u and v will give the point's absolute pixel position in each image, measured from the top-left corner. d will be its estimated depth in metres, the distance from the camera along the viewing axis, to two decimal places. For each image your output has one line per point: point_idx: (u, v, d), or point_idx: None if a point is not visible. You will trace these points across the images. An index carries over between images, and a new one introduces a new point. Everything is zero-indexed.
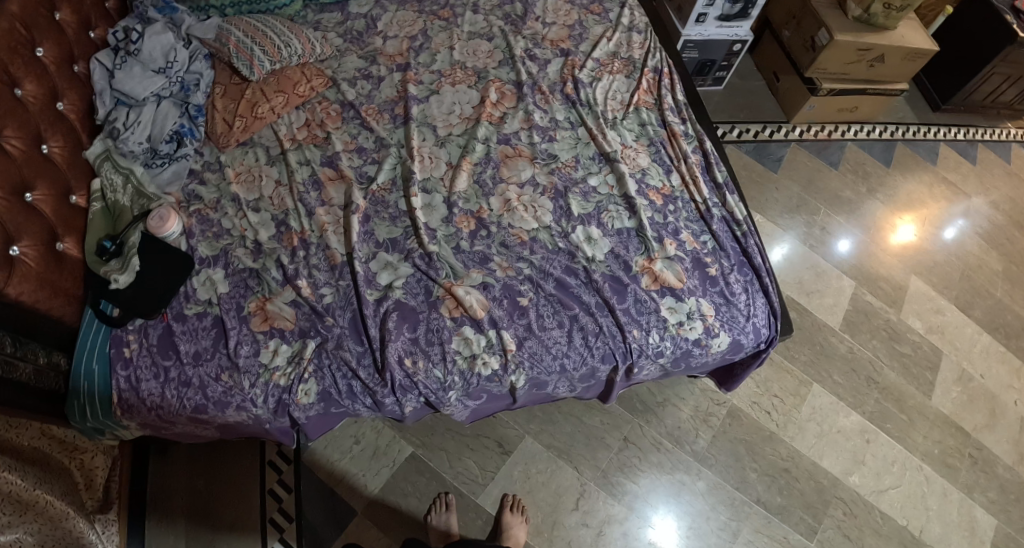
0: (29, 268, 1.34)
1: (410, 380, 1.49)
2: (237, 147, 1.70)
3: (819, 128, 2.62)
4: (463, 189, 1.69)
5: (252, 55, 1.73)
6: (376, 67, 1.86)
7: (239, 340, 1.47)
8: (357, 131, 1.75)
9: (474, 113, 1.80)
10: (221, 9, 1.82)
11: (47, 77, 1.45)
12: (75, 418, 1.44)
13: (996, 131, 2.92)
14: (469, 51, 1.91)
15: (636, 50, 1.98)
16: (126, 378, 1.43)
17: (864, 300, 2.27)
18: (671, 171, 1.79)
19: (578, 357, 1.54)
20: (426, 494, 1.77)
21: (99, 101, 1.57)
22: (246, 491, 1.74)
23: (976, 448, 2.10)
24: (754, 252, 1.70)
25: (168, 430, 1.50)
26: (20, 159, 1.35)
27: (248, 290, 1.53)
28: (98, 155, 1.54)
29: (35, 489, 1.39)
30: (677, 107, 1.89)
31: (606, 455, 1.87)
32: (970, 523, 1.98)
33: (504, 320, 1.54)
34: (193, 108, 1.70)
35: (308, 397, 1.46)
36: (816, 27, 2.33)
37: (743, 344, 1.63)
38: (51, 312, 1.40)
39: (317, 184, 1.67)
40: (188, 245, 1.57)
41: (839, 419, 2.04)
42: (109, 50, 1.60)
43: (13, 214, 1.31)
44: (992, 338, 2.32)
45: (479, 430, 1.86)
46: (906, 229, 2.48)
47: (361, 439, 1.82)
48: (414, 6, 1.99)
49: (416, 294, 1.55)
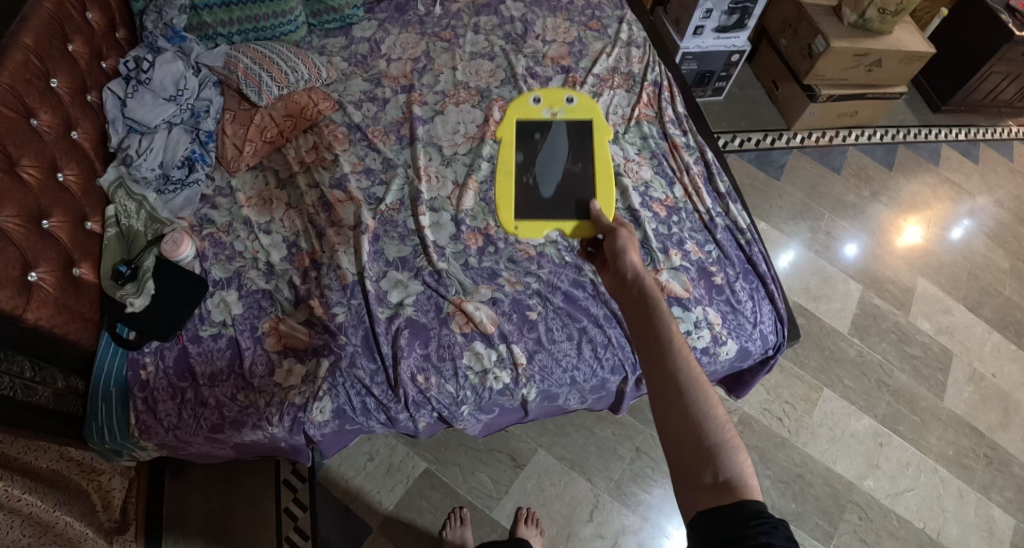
0: (47, 293, 1.37)
1: (423, 395, 1.51)
2: (247, 172, 1.75)
3: (820, 134, 2.64)
4: (469, 206, 1.71)
5: (259, 81, 1.77)
6: (381, 90, 1.90)
7: (253, 360, 1.50)
8: (364, 153, 1.79)
9: (479, 131, 1.83)
10: (228, 37, 1.86)
11: (61, 107, 1.49)
12: (94, 439, 1.46)
13: (997, 129, 2.94)
14: (471, 71, 1.95)
15: (635, 65, 2.01)
16: (143, 399, 1.47)
17: (872, 304, 2.28)
18: (674, 182, 1.81)
19: (587, 370, 1.56)
20: (441, 509, 1.79)
21: (111, 129, 1.61)
22: (262, 510, 1.76)
23: (991, 447, 2.10)
24: (759, 259, 1.72)
25: (185, 451, 1.52)
26: (36, 187, 1.39)
27: (261, 311, 1.56)
28: (112, 182, 1.57)
29: (55, 511, 1.41)
30: (677, 119, 1.92)
31: (619, 465, 1.88)
32: (987, 523, 1.97)
33: (514, 334, 1.56)
34: (204, 134, 1.73)
35: (323, 415, 1.47)
36: (813, 35, 2.36)
37: (751, 351, 1.64)
38: (67, 336, 1.42)
39: (326, 206, 1.70)
40: (201, 268, 1.60)
41: (851, 423, 2.05)
42: (121, 79, 1.64)
43: (30, 241, 1.35)
44: (1002, 336, 2.32)
45: (492, 444, 1.88)
46: (911, 231, 2.49)
47: (375, 455, 1.84)
48: (416, 28, 2.03)
49: (426, 311, 1.57)
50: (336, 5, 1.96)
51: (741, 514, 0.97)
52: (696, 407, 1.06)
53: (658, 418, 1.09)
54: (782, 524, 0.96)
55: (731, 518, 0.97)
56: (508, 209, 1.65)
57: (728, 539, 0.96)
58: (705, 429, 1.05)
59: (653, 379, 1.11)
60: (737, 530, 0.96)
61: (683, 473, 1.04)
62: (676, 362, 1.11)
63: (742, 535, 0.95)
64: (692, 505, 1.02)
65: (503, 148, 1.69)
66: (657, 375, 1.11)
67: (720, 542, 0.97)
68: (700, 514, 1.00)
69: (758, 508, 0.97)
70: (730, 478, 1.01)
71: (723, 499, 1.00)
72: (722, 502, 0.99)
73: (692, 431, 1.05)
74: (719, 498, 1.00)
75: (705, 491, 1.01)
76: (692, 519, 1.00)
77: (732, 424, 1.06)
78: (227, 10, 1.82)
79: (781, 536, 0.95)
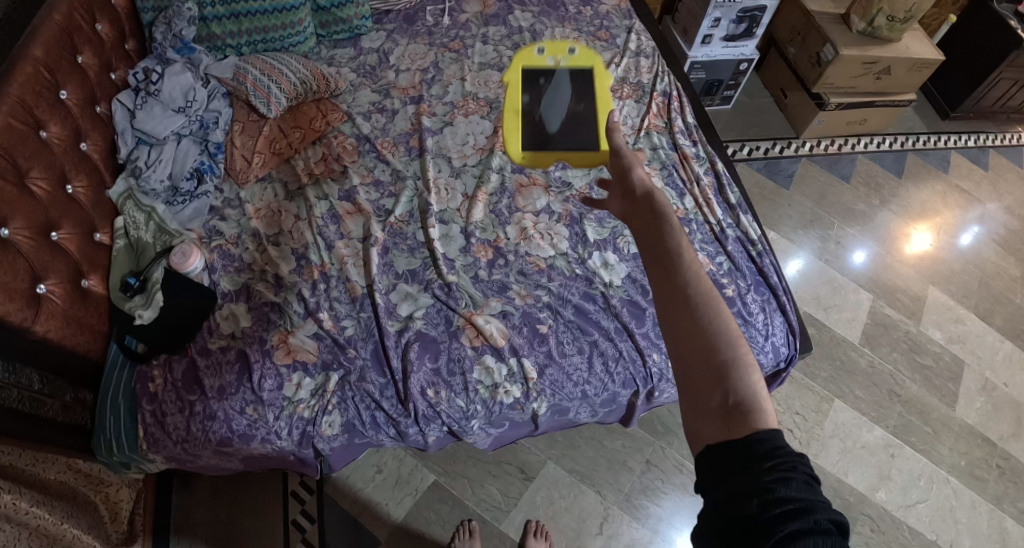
0: (56, 305, 1.37)
1: (433, 409, 1.50)
2: (256, 183, 1.74)
3: (829, 142, 2.63)
4: (479, 218, 1.71)
5: (269, 93, 1.78)
6: (390, 101, 1.89)
7: (262, 374, 1.48)
8: (373, 164, 1.78)
9: (488, 143, 1.83)
10: (237, 48, 1.86)
11: (71, 118, 1.49)
12: (101, 452, 1.47)
13: (1007, 136, 2.92)
14: (480, 81, 1.94)
15: (645, 75, 2.01)
16: (152, 412, 1.46)
17: (883, 313, 2.26)
18: (684, 193, 1.79)
19: (598, 384, 1.55)
20: (449, 522, 1.78)
21: (120, 141, 1.61)
22: (270, 522, 1.75)
23: (1004, 458, 2.08)
24: (770, 271, 1.71)
25: (194, 463, 1.51)
26: (45, 199, 1.39)
27: (270, 324, 1.55)
28: (121, 194, 1.58)
29: (63, 523, 1.42)
30: (687, 129, 1.91)
31: (629, 478, 1.87)
32: (1001, 535, 1.95)
33: (524, 348, 1.55)
34: (212, 145, 1.73)
35: (332, 429, 1.48)
36: (821, 43, 2.35)
37: (763, 364, 1.63)
38: (77, 348, 1.43)
39: (335, 218, 1.69)
40: (210, 280, 1.60)
41: (863, 434, 2.03)
42: (130, 91, 1.64)
43: (38, 253, 1.35)
44: (1014, 345, 2.30)
45: (501, 456, 1.87)
46: (921, 239, 2.47)
47: (383, 467, 1.83)
48: (425, 39, 2.03)
49: (437, 324, 1.57)
50: (344, 17, 1.96)
51: (754, 447, 0.92)
52: (708, 333, 1.03)
53: (670, 347, 1.06)
54: (800, 464, 0.90)
55: (744, 456, 0.92)
56: (516, 138, 1.67)
57: (739, 480, 0.90)
58: (718, 355, 1.02)
59: (666, 306, 1.08)
60: (749, 468, 0.90)
61: (693, 400, 1.00)
62: (689, 287, 1.08)
63: (754, 473, 0.89)
64: (702, 435, 0.97)
65: (511, 90, 1.67)
66: (671, 300, 1.08)
67: (730, 482, 0.91)
68: (711, 447, 0.95)
69: (775, 443, 0.91)
70: (742, 403, 0.96)
71: (733, 425, 0.95)
72: (734, 433, 0.94)
73: (704, 357, 1.02)
74: (731, 424, 0.95)
75: (716, 417, 0.97)
76: (701, 451, 0.96)
77: (748, 350, 1.02)
78: (236, 22, 1.82)
79: (799, 476, 0.89)
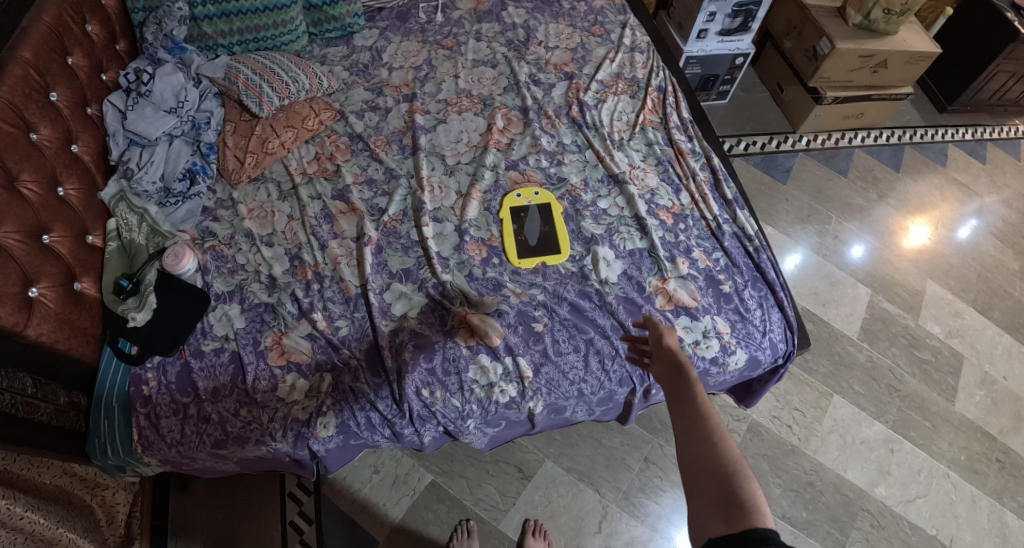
0: (49, 308, 1.36)
1: (428, 409, 1.49)
2: (249, 184, 1.72)
3: (825, 136, 2.61)
4: (473, 216, 1.70)
5: (261, 92, 1.76)
6: (383, 99, 1.88)
7: (256, 375, 1.48)
8: (366, 163, 1.77)
9: (482, 140, 1.82)
10: (228, 47, 1.85)
11: (61, 120, 1.48)
12: (96, 456, 1.45)
13: (1004, 129, 2.91)
14: (474, 79, 1.93)
15: (640, 70, 1.99)
16: (146, 414, 1.45)
17: (881, 308, 2.25)
18: (680, 189, 1.78)
19: (594, 382, 1.54)
20: (448, 522, 1.77)
21: (112, 142, 1.59)
22: (267, 524, 1.74)
23: (1004, 452, 2.07)
24: (767, 266, 1.70)
25: (189, 466, 1.51)
26: (37, 202, 1.38)
27: (263, 324, 1.54)
28: (113, 196, 1.56)
29: (59, 528, 1.40)
30: (683, 124, 1.90)
31: (627, 476, 1.86)
32: (1001, 529, 1.95)
33: (519, 346, 1.54)
34: (205, 145, 1.70)
35: (328, 430, 1.46)
36: (817, 37, 2.34)
37: (760, 360, 1.62)
38: (70, 352, 1.41)
39: (329, 218, 1.68)
40: (203, 282, 1.58)
41: (862, 429, 2.02)
42: (122, 92, 1.62)
43: (30, 257, 1.34)
44: (1013, 339, 2.30)
45: (499, 455, 1.86)
46: (919, 233, 2.46)
47: (380, 468, 1.82)
48: (418, 36, 2.01)
49: (431, 324, 1.56)
50: (337, 15, 1.94)
51: (750, 538, 0.97)
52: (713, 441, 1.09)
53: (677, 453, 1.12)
54: None
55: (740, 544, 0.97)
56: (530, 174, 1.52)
57: None
58: (721, 458, 1.07)
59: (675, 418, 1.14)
60: None
61: (697, 502, 1.06)
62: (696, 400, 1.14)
63: None
64: (706, 532, 1.03)
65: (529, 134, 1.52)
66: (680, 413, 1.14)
67: None
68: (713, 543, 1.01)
69: (770, 534, 0.97)
70: (744, 501, 1.02)
71: (734, 525, 1.00)
72: (734, 529, 1.00)
73: (709, 463, 1.07)
74: (733, 521, 1.01)
75: (719, 518, 1.02)
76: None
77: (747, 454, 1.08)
78: (227, 21, 1.81)
79: None
